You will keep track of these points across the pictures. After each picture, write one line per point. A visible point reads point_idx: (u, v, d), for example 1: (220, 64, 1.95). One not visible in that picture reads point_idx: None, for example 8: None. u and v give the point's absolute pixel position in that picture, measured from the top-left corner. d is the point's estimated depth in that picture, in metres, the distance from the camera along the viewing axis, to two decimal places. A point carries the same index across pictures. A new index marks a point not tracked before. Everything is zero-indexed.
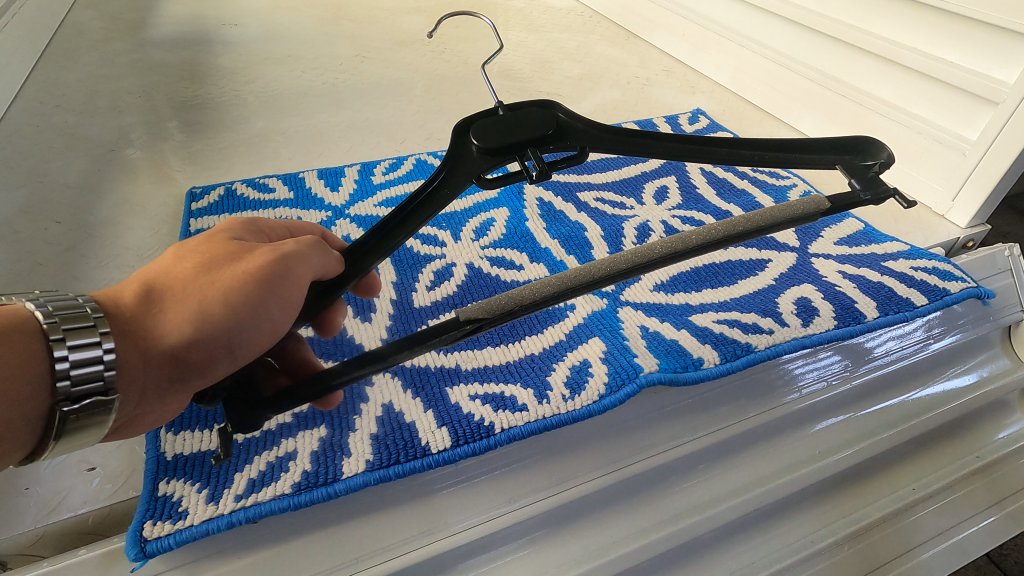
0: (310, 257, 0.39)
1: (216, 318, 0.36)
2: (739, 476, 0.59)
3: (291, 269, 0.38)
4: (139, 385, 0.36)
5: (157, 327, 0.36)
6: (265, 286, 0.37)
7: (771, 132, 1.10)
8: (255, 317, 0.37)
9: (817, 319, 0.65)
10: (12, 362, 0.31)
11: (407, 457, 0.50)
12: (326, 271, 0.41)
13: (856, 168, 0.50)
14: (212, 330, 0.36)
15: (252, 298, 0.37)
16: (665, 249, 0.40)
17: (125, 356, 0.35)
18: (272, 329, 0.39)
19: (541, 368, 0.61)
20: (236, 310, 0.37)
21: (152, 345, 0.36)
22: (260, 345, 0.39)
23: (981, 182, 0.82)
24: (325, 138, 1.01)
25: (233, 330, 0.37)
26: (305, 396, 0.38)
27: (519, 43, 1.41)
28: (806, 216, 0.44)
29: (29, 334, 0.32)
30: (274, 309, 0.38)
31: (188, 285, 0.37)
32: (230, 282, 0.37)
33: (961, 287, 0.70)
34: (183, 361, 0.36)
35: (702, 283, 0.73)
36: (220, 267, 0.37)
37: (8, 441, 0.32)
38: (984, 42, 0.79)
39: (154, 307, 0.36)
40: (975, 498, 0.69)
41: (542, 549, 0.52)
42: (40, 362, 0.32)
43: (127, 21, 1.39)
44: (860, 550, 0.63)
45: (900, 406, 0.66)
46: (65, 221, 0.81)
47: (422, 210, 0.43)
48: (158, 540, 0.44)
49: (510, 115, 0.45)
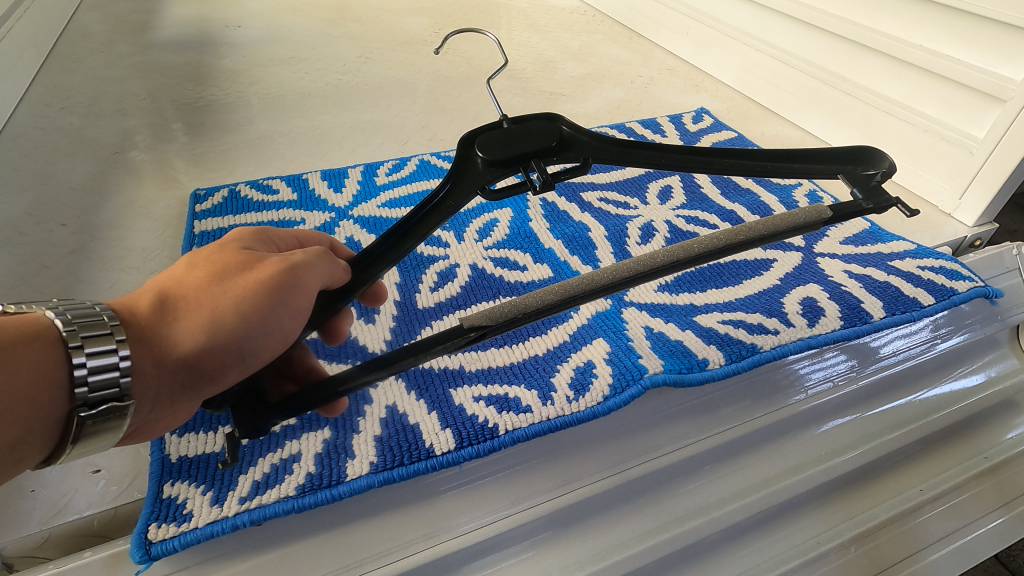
0: (319, 267, 0.39)
1: (229, 326, 0.36)
2: (744, 477, 0.58)
3: (302, 278, 0.38)
4: (153, 392, 0.36)
5: (171, 335, 0.36)
6: (276, 296, 0.37)
7: (776, 130, 1.10)
8: (266, 325, 0.37)
9: (823, 319, 0.65)
10: (31, 369, 0.31)
11: (411, 459, 0.50)
12: (334, 280, 0.40)
13: (857, 177, 0.49)
14: (225, 338, 0.36)
15: (263, 306, 0.37)
16: (667, 257, 0.40)
17: (139, 363, 0.35)
18: (282, 337, 0.39)
19: (545, 369, 0.60)
20: (248, 319, 0.37)
21: (166, 353, 0.36)
22: (270, 352, 0.39)
23: (987, 181, 0.81)
24: (329, 139, 1.01)
25: (245, 339, 0.37)
26: (312, 402, 0.38)
27: (523, 43, 1.41)
28: (808, 225, 0.43)
29: (49, 342, 0.32)
30: (284, 317, 0.38)
31: (201, 294, 0.37)
32: (242, 292, 0.37)
33: (969, 286, 0.69)
34: (195, 369, 0.37)
35: (706, 283, 0.73)
36: (232, 276, 0.37)
37: (25, 445, 0.31)
38: (991, 39, 0.78)
39: (168, 315, 0.36)
40: (983, 499, 0.69)
41: (546, 551, 0.52)
42: (59, 368, 0.32)
43: (131, 24, 1.39)
44: (868, 551, 0.63)
45: (906, 406, 0.66)
46: (71, 223, 0.82)
47: (429, 219, 0.43)
48: (164, 542, 0.44)
49: (514, 128, 0.44)
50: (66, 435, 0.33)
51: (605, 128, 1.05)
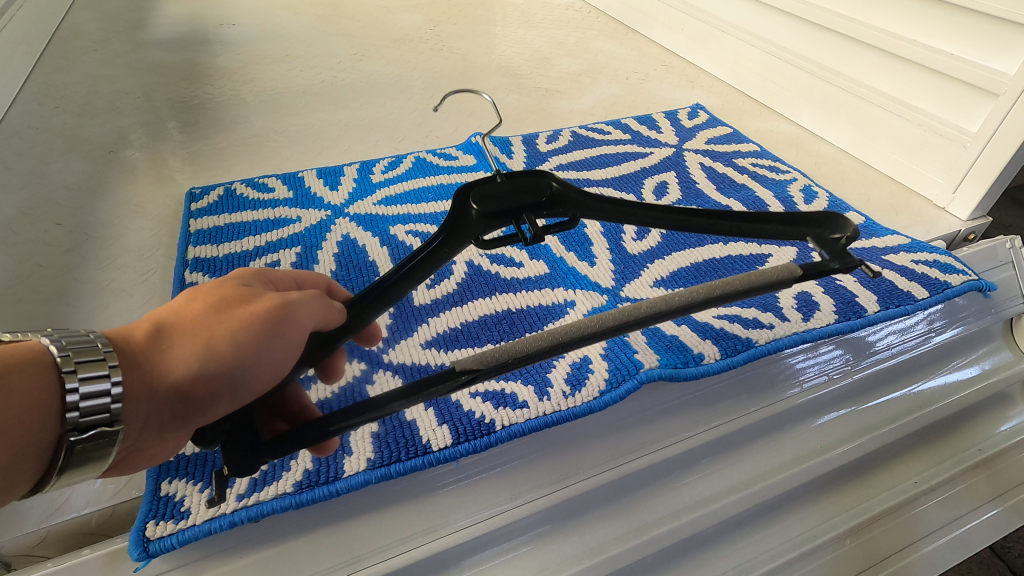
0: (315, 304, 0.38)
1: (223, 356, 0.35)
2: (741, 470, 0.59)
3: (298, 312, 0.37)
4: (142, 419, 0.34)
5: (164, 361, 0.34)
6: (273, 329, 0.36)
7: (771, 126, 1.09)
8: (261, 357, 0.36)
9: (817, 313, 0.65)
10: (20, 396, 0.29)
11: (408, 454, 0.50)
12: (330, 321, 0.39)
13: (824, 241, 0.47)
14: (216, 368, 0.35)
15: (258, 338, 0.36)
16: (651, 309, 0.38)
17: (130, 388, 0.33)
18: (275, 371, 0.37)
19: (541, 364, 0.60)
20: (242, 349, 0.35)
21: (158, 379, 0.34)
22: (263, 385, 0.37)
23: (981, 175, 0.81)
24: (325, 137, 1.01)
25: (237, 370, 0.35)
26: (304, 441, 0.36)
27: (518, 39, 1.40)
28: (779, 283, 0.41)
29: (42, 367, 0.30)
30: (278, 352, 0.37)
31: (197, 324, 0.35)
32: (239, 324, 0.35)
33: (960, 279, 0.69)
34: (186, 398, 0.35)
35: (701, 279, 0.70)
36: (229, 308, 0.36)
37: (12, 476, 0.30)
38: (984, 33, 0.79)
39: (163, 342, 0.35)
40: (977, 491, 0.70)
41: (543, 545, 0.53)
42: (51, 394, 0.30)
43: (125, 22, 1.39)
44: (861, 544, 0.64)
45: (900, 399, 0.66)
46: (66, 223, 0.81)
47: (421, 269, 0.41)
48: (161, 540, 0.44)
49: (506, 182, 0.42)
50: (53, 465, 0.31)
51: (601, 124, 1.05)
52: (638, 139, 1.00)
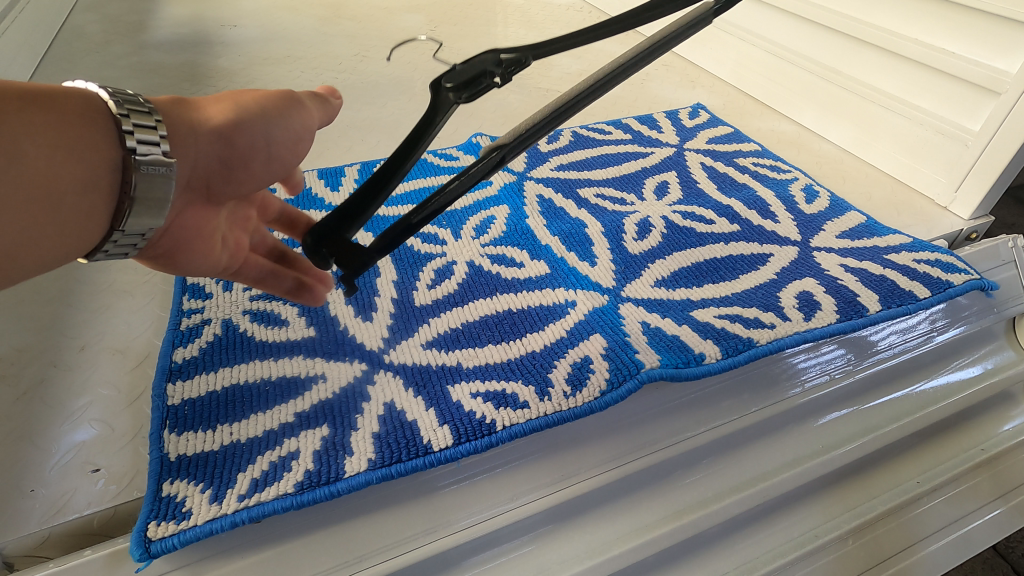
0: (312, 102, 0.46)
1: (251, 108, 0.41)
2: (743, 471, 0.60)
3: (302, 98, 0.45)
4: (190, 158, 0.39)
5: (203, 111, 0.40)
6: (288, 100, 0.43)
7: (772, 125, 1.09)
8: (283, 120, 0.43)
9: (818, 313, 0.63)
10: (81, 126, 0.33)
11: (409, 455, 0.49)
12: (323, 116, 0.47)
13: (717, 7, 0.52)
14: (250, 118, 0.41)
15: (279, 105, 0.43)
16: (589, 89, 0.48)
17: (178, 125, 0.38)
18: (294, 143, 0.44)
19: (543, 364, 0.58)
20: (265, 111, 0.42)
21: (200, 123, 0.39)
22: (283, 157, 0.44)
23: (983, 174, 0.81)
24: (326, 138, 1.01)
25: (263, 129, 0.42)
26: (408, 227, 0.46)
27: (518, 39, 1.41)
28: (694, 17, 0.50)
29: (94, 104, 0.34)
30: (296, 121, 0.44)
31: (221, 96, 0.41)
32: (258, 93, 0.43)
33: (964, 279, 0.68)
34: (227, 140, 0.40)
35: (703, 279, 0.70)
36: (247, 91, 0.43)
37: (87, 201, 0.33)
38: (986, 32, 0.79)
39: (196, 103, 0.40)
40: (980, 490, 0.70)
41: (546, 544, 0.54)
42: (106, 126, 0.34)
43: (126, 24, 1.39)
44: (864, 544, 0.64)
45: (902, 399, 0.67)
46: None
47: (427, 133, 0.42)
48: (162, 540, 0.44)
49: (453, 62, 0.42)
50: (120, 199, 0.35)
51: (602, 124, 1.05)
52: (639, 139, 1.00)
